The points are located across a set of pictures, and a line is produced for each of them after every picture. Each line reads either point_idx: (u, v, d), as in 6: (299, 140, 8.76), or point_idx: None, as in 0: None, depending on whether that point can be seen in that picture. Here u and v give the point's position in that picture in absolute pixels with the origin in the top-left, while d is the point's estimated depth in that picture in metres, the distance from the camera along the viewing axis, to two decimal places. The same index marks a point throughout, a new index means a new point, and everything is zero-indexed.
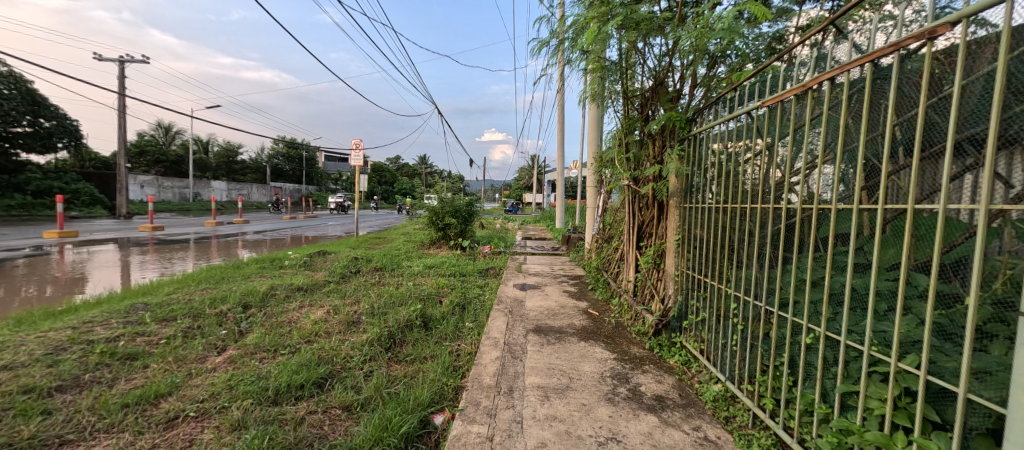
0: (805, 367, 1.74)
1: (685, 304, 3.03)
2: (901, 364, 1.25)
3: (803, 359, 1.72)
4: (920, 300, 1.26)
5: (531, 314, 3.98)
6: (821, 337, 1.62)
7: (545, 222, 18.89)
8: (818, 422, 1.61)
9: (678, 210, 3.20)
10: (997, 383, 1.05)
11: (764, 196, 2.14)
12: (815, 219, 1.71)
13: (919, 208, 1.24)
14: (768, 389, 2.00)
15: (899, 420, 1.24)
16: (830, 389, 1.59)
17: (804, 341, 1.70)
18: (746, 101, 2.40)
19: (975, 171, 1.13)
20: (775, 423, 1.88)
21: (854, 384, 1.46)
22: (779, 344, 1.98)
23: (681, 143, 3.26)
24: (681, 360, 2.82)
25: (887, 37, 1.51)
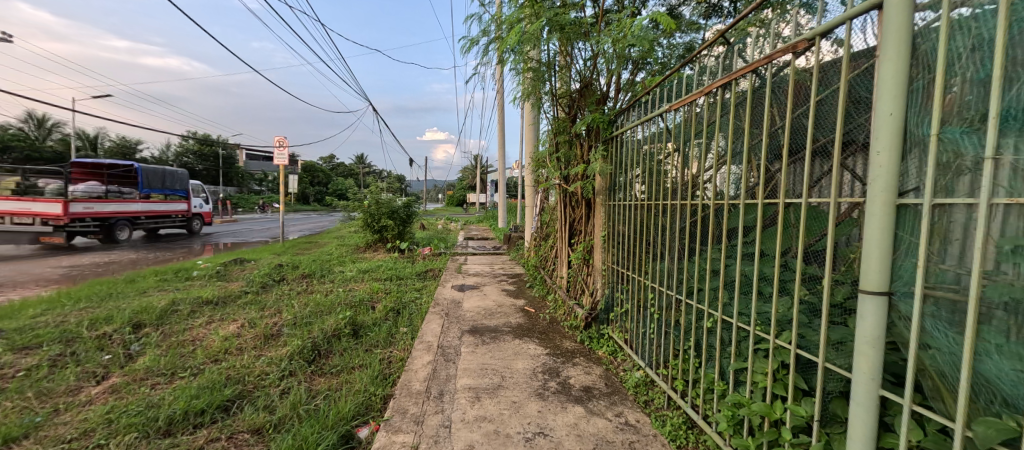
0: (707, 350, 1.92)
1: (611, 297, 3.23)
2: (779, 341, 1.44)
3: (706, 342, 1.91)
4: (792, 283, 1.45)
5: (468, 315, 3.95)
6: (719, 321, 1.81)
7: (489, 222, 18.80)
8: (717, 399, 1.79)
9: (604, 208, 3.40)
10: (847, 351, 1.24)
11: (676, 194, 2.37)
12: (718, 212, 1.93)
13: (790, 205, 1.43)
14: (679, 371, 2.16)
15: (777, 390, 1.42)
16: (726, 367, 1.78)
17: (706, 326, 1.91)
18: (660, 107, 2.65)
19: (830, 172, 1.32)
20: (685, 402, 2.04)
21: (744, 362, 1.64)
22: (688, 330, 2.17)
23: (606, 143, 3.45)
24: (608, 351, 3.03)
25: (768, 52, 1.72)
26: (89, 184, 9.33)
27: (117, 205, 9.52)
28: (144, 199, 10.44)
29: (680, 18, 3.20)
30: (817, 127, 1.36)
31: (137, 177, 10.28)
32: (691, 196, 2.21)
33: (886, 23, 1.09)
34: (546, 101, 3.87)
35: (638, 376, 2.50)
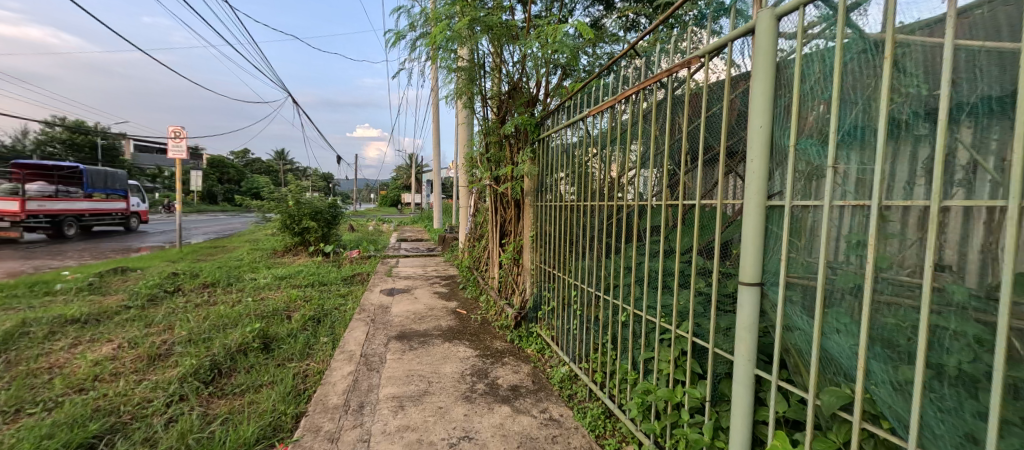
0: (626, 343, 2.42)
1: (539, 295, 3.43)
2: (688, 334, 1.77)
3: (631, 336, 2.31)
4: None
5: (395, 320, 3.81)
6: None
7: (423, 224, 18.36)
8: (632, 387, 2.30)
9: (532, 209, 3.55)
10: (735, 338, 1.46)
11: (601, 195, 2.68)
12: (638, 212, 2.34)
13: None
14: (599, 364, 2.68)
15: None
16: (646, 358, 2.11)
17: (620, 319, 2.50)
18: (584, 112, 2.91)
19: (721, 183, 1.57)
20: (604, 392, 2.58)
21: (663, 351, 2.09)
22: (606, 325, 2.64)
23: (534, 144, 3.57)
24: (536, 348, 3.30)
25: (674, 66, 2.16)
26: (42, 185, 10.33)
27: (66, 204, 10.61)
28: (89, 200, 11.51)
29: (603, 29, 3.39)
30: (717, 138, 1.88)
31: (74, 177, 11.25)
32: (612, 197, 2.56)
33: (757, 53, 1.37)
34: (476, 102, 3.89)
35: (563, 371, 2.94)
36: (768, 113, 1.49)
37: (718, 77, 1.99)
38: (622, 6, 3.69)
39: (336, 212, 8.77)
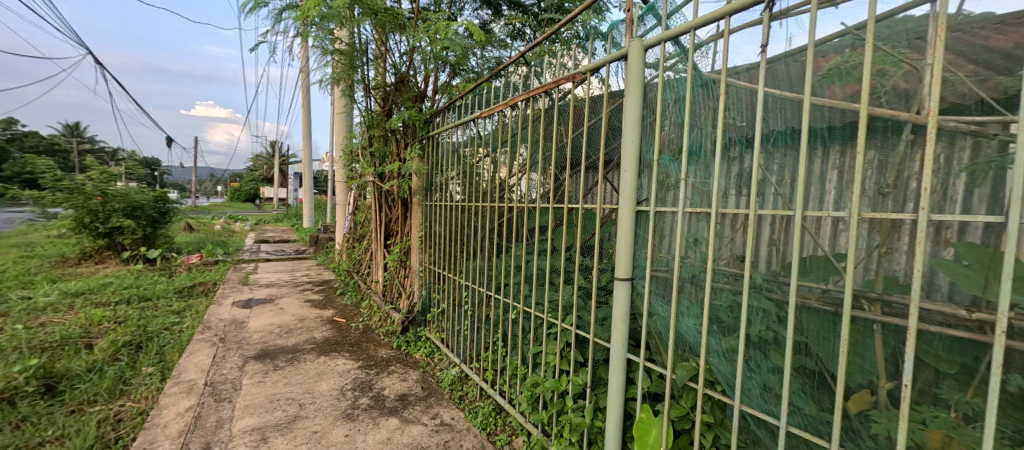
0: (515, 339, 2.59)
1: (428, 298, 3.45)
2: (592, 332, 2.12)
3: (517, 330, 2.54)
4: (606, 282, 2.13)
5: (255, 337, 3.55)
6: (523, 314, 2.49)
7: (289, 222, 16.30)
8: (520, 380, 2.48)
9: (421, 208, 3.50)
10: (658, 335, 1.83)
11: (490, 195, 2.83)
12: (528, 211, 2.52)
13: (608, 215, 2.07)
14: (487, 363, 2.75)
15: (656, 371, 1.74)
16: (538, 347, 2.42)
17: (512, 317, 2.59)
18: (474, 112, 3.00)
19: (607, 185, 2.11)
20: (494, 390, 2.67)
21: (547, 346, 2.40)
22: (496, 323, 2.75)
23: (422, 141, 3.51)
24: (425, 352, 3.29)
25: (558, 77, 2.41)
26: None
27: None
28: None
29: (492, 33, 3.47)
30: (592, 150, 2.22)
31: None
32: (501, 197, 2.74)
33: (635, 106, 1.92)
34: (357, 91, 3.58)
35: (454, 373, 2.97)
36: (637, 128, 1.95)
37: (595, 92, 2.27)
38: (510, 14, 3.81)
39: (165, 207, 7.09)
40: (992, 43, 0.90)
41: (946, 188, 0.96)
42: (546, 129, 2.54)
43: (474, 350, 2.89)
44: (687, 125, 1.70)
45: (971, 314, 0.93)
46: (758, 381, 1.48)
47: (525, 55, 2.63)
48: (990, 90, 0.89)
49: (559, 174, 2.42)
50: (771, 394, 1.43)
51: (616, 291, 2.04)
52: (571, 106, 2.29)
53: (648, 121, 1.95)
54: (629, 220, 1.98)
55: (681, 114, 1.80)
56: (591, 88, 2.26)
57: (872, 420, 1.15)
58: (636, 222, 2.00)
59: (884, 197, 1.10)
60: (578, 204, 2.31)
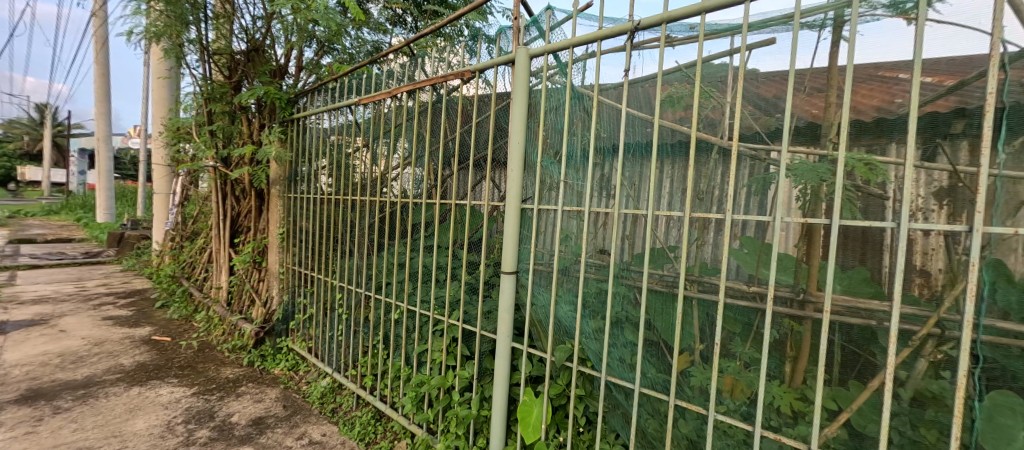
0: (396, 339, 2.52)
1: (291, 305, 3.15)
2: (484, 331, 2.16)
3: (397, 331, 2.48)
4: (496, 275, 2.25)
5: (21, 372, 2.62)
6: (406, 312, 2.43)
7: (67, 215, 12.29)
8: (404, 382, 2.41)
9: (282, 200, 3.18)
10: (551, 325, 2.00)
11: (365, 190, 2.73)
12: (411, 207, 2.48)
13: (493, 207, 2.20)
14: (368, 368, 2.63)
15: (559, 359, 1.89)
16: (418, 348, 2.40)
17: (394, 317, 2.47)
18: (350, 98, 2.80)
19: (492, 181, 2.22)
20: (374, 397, 2.54)
21: (428, 344, 2.36)
22: (377, 325, 2.65)
23: (283, 124, 3.16)
24: (288, 366, 2.98)
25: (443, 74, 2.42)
26: None
27: None
28: None
29: (368, 13, 3.25)
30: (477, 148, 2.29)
31: None
32: (380, 192, 2.65)
33: (517, 107, 2.05)
34: (190, 54, 3.03)
35: (325, 384, 2.75)
36: (523, 132, 2.06)
37: (481, 91, 2.31)
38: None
39: None
40: (761, 96, 1.43)
41: (738, 195, 1.46)
42: (427, 122, 2.53)
43: (351, 357, 2.74)
44: (568, 132, 1.87)
45: (749, 286, 1.44)
46: (619, 354, 1.76)
47: (407, 44, 2.60)
48: (762, 125, 1.42)
49: (441, 169, 2.40)
50: (626, 364, 1.71)
51: (502, 284, 2.12)
52: (460, 103, 2.31)
53: (532, 126, 2.08)
54: (515, 217, 2.08)
55: (561, 124, 1.99)
56: (474, 88, 2.26)
57: (693, 374, 1.55)
58: (520, 220, 2.11)
59: (703, 200, 1.55)
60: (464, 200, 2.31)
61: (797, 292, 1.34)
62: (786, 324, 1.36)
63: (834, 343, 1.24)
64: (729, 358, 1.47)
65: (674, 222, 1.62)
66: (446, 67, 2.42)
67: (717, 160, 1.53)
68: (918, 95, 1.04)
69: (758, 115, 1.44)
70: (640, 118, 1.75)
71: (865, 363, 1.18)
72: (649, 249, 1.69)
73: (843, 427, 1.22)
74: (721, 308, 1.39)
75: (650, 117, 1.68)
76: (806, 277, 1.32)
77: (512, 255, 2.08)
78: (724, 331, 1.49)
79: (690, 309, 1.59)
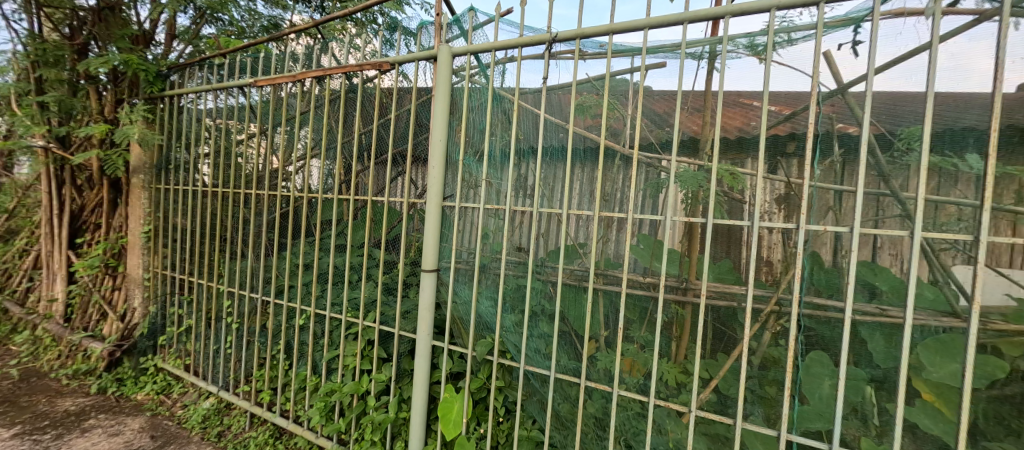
0: (300, 347, 2.33)
1: (158, 318, 2.86)
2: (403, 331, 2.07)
3: (299, 340, 2.30)
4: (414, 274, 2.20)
5: None
6: (313, 316, 2.26)
7: None
8: (309, 394, 2.23)
9: (147, 192, 2.89)
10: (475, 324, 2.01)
11: (257, 183, 2.55)
12: (315, 203, 2.32)
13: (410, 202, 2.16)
14: (266, 382, 2.42)
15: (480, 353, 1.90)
16: (320, 358, 2.26)
17: (298, 323, 2.27)
18: (242, 79, 2.59)
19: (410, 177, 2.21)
20: (273, 413, 2.32)
21: (338, 350, 2.21)
22: (275, 333, 2.46)
23: (151, 102, 2.84)
24: (156, 388, 2.68)
25: (361, 62, 2.26)
26: None
27: None
28: None
29: None
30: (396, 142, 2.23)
31: None
32: (277, 186, 2.48)
33: (438, 101, 2.00)
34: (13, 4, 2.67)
35: (208, 405, 2.49)
36: (445, 129, 2.02)
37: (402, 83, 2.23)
38: None
39: None
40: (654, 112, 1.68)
41: (637, 197, 1.68)
42: (334, 112, 2.39)
43: (243, 372, 2.50)
44: (490, 132, 1.90)
45: (645, 277, 1.68)
46: (537, 344, 1.86)
47: (316, 25, 2.41)
48: (655, 136, 1.68)
49: (353, 162, 2.22)
50: (542, 354, 1.82)
51: (422, 282, 2.01)
52: (377, 93, 2.19)
53: (454, 123, 2.08)
54: (437, 215, 2.01)
55: (483, 125, 2.03)
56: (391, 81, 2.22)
57: (600, 360, 1.73)
58: (442, 218, 2.07)
59: (609, 201, 1.75)
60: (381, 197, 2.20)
61: (682, 281, 1.62)
62: (673, 308, 1.62)
63: (708, 322, 1.55)
64: (629, 341, 1.69)
65: (581, 220, 1.81)
66: (361, 55, 2.29)
67: (621, 164, 1.73)
68: (764, 124, 1.34)
69: (652, 128, 1.67)
70: (556, 124, 1.90)
71: (728, 337, 1.50)
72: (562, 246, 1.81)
73: (714, 391, 1.50)
74: (624, 297, 1.58)
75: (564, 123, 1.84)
76: (685, 265, 1.60)
77: (433, 254, 2.01)
78: (626, 318, 1.70)
79: (598, 299, 1.78)
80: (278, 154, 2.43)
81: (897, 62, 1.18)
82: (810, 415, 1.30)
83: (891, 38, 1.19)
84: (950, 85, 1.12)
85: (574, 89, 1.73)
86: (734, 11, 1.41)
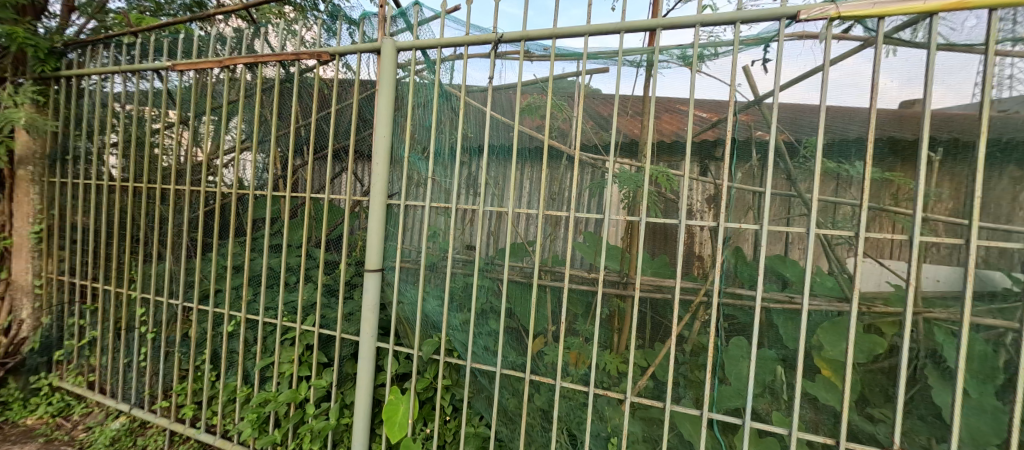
0: (229, 356, 2.18)
1: (55, 331, 2.57)
2: (344, 334, 1.99)
3: (227, 348, 2.14)
4: (357, 274, 2.12)
5: None
6: (244, 322, 2.11)
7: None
8: (240, 405, 2.09)
9: (40, 187, 2.57)
10: (423, 324, 1.99)
11: (178, 177, 2.40)
12: (247, 200, 2.19)
13: (353, 199, 2.08)
14: (189, 396, 2.25)
15: (426, 353, 1.87)
16: (251, 366, 2.12)
17: (227, 330, 2.10)
18: (160, 62, 2.39)
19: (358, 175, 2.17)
20: (197, 429, 2.16)
21: (272, 357, 2.09)
22: (200, 342, 2.28)
23: (50, 82, 2.57)
24: (53, 410, 2.42)
25: (297, 49, 2.14)
26: None
27: None
28: None
29: None
30: (337, 137, 2.15)
31: None
32: (203, 179, 2.34)
33: (381, 95, 1.95)
34: None
35: (118, 426, 2.28)
36: (389, 124, 1.97)
37: (343, 74, 2.15)
38: None
39: None
40: (598, 116, 1.79)
41: (581, 196, 1.77)
42: (269, 102, 2.24)
43: (160, 387, 2.30)
44: (435, 130, 1.88)
45: (587, 272, 1.78)
46: (484, 342, 1.87)
47: (246, 8, 2.26)
48: (598, 138, 1.77)
49: (290, 157, 2.11)
50: (489, 351, 1.84)
51: (366, 283, 1.95)
52: (316, 85, 2.08)
53: (399, 120, 2.03)
54: (381, 214, 1.96)
55: (430, 123, 2.01)
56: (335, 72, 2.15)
57: (545, 355, 1.79)
58: (386, 216, 2.02)
59: (553, 200, 1.81)
60: (320, 194, 2.10)
61: (620, 275, 1.74)
62: (613, 302, 1.72)
63: (644, 314, 1.68)
64: (572, 335, 1.76)
65: (527, 219, 1.86)
66: (298, 44, 2.16)
67: (565, 165, 1.82)
68: (691, 123, 1.42)
69: (596, 130, 1.78)
70: (503, 122, 1.92)
71: (662, 327, 1.63)
72: (510, 244, 1.87)
73: (648, 378, 1.62)
74: (567, 292, 1.65)
75: (510, 122, 1.87)
76: (623, 261, 1.74)
77: (378, 253, 1.95)
78: (570, 312, 1.78)
79: (543, 295, 1.84)
80: (203, 146, 2.28)
81: (806, 76, 1.32)
82: (728, 394, 1.45)
83: (795, 57, 1.34)
84: (841, 101, 1.31)
85: (519, 89, 1.77)
86: (666, 24, 1.52)
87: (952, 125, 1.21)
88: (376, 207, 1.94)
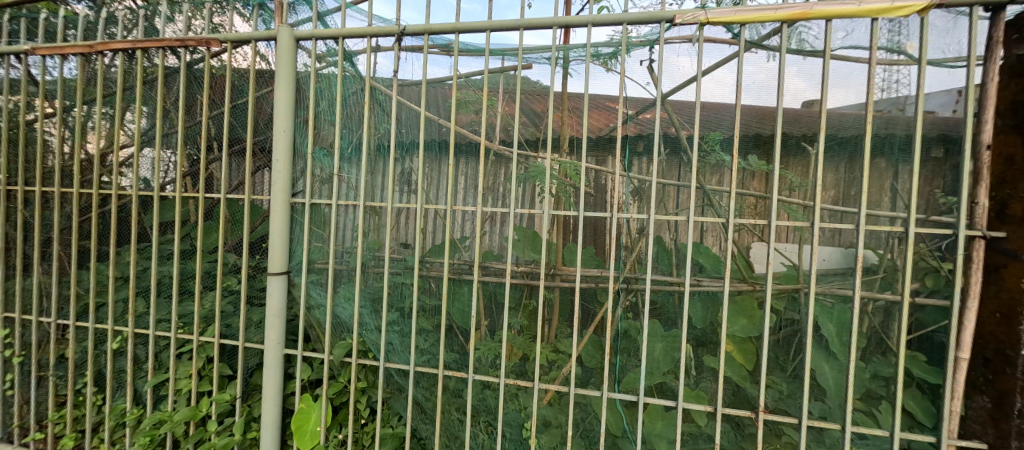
0: (116, 376, 1.98)
1: None
2: (248, 344, 1.87)
3: (113, 367, 1.94)
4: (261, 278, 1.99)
5: None
6: (131, 338, 1.92)
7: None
8: (131, 428, 1.90)
9: None
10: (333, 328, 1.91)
11: (47, 178, 2.12)
12: (132, 203, 1.99)
13: (253, 200, 1.95)
14: (70, 423, 2.02)
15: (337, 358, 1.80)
16: (143, 385, 1.94)
17: (111, 348, 1.89)
18: (20, 44, 2.10)
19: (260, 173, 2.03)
20: None
21: (166, 373, 1.92)
22: (80, 363, 2.05)
23: None
24: None
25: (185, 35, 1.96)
26: None
27: None
28: None
29: None
30: (234, 133, 2.00)
31: None
32: (78, 180, 2.09)
33: (280, 88, 1.84)
34: None
35: None
36: (290, 120, 1.86)
37: (240, 64, 2.00)
38: None
39: None
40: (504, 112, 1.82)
41: (490, 192, 1.79)
42: (154, 93, 2.04)
43: (34, 416, 2.05)
44: (338, 124, 1.81)
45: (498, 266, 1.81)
46: (399, 342, 1.85)
47: None
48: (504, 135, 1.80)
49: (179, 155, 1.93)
50: (403, 350, 1.82)
51: (270, 288, 1.84)
52: (206, 75, 1.91)
53: (302, 115, 1.92)
54: (284, 215, 1.85)
55: (334, 116, 1.92)
56: (233, 60, 2.02)
57: (460, 350, 1.81)
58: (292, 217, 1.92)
59: (463, 197, 1.82)
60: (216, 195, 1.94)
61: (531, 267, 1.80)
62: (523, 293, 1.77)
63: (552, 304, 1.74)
64: (485, 328, 1.79)
65: (438, 215, 1.86)
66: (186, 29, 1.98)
67: (474, 161, 1.83)
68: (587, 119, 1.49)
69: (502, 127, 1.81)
70: (411, 112, 1.90)
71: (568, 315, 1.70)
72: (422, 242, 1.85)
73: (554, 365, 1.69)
74: (476, 286, 1.67)
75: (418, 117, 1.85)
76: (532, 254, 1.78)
77: (282, 255, 1.85)
78: (482, 307, 1.81)
79: (456, 291, 1.85)
80: (75, 143, 2.03)
81: (683, 85, 1.48)
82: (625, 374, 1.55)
83: (675, 59, 1.47)
84: (712, 100, 1.47)
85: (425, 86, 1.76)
86: (563, 23, 1.57)
87: (802, 121, 1.40)
88: (277, 207, 1.83)
